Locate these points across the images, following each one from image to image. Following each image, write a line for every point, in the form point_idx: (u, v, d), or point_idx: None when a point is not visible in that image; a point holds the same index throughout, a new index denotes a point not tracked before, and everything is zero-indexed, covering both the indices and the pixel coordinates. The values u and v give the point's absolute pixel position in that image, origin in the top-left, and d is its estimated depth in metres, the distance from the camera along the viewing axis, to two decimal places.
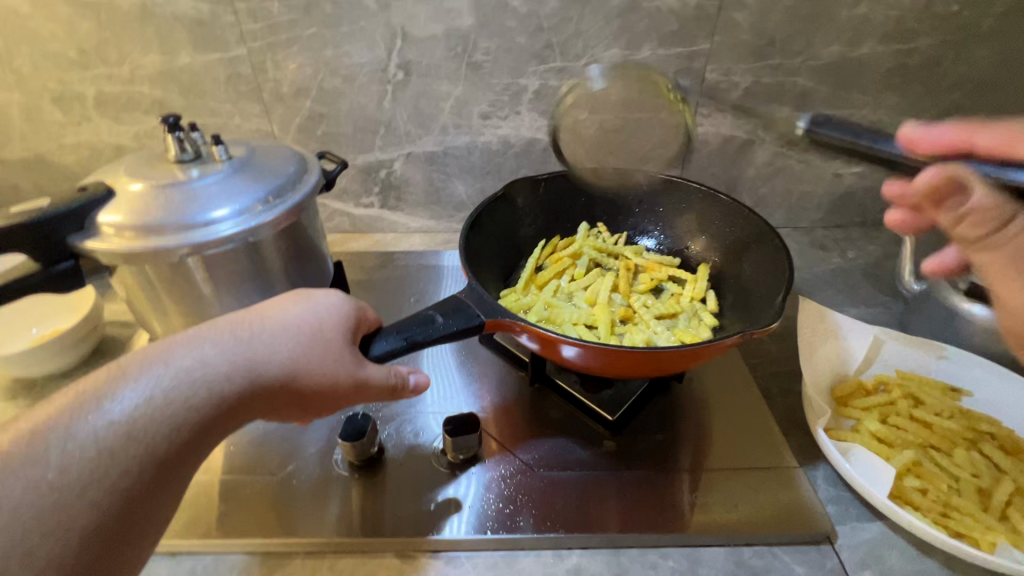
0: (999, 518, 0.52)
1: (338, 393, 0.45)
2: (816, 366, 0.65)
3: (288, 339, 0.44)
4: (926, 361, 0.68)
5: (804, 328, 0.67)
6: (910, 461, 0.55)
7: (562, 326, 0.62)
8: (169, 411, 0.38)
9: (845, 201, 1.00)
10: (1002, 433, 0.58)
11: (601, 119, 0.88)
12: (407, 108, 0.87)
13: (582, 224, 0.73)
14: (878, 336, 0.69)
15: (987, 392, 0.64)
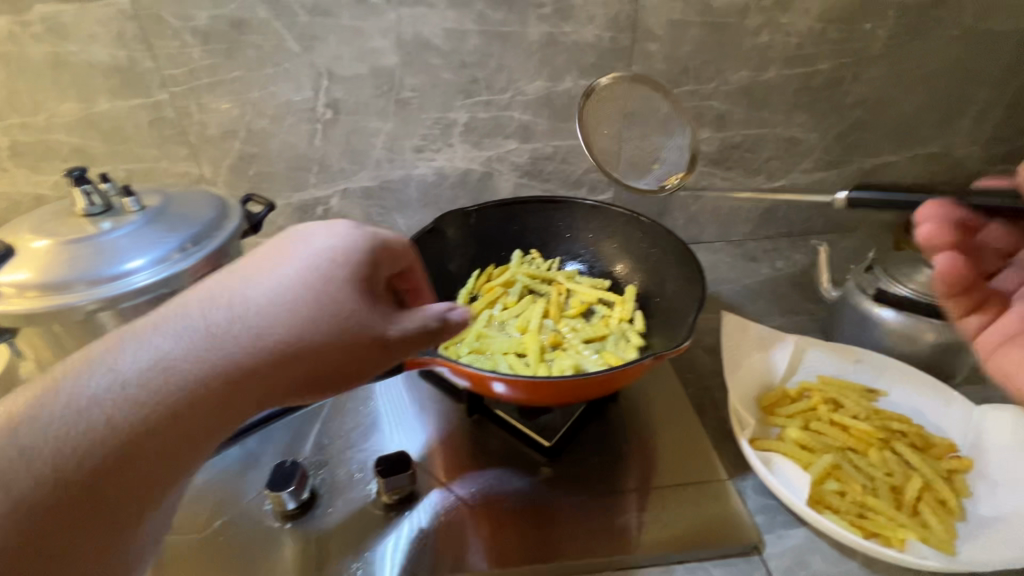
0: (911, 515, 0.54)
1: (353, 354, 0.39)
2: (741, 378, 0.68)
3: (280, 297, 0.38)
4: (844, 365, 0.71)
5: (729, 342, 0.70)
6: (829, 465, 0.57)
7: (493, 358, 0.63)
8: (143, 394, 0.34)
9: (771, 214, 1.05)
10: (912, 430, 0.62)
11: (532, 147, 0.91)
12: (339, 145, 0.87)
13: (514, 252, 0.75)
14: (800, 344, 0.72)
15: (901, 390, 0.68)
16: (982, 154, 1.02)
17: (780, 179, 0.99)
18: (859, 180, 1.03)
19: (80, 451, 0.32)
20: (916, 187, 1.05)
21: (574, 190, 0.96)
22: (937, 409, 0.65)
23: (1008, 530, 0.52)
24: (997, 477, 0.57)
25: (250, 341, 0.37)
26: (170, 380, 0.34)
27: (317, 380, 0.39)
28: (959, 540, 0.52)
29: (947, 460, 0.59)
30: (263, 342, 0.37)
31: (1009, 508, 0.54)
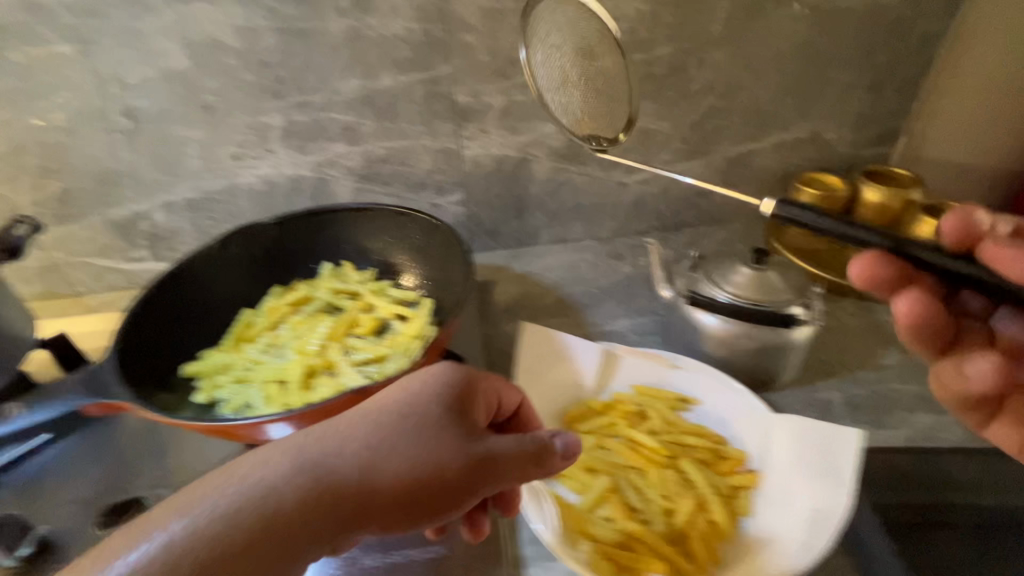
0: (678, 541, 0.51)
1: (452, 474, 0.44)
2: (542, 393, 0.64)
3: (402, 416, 0.45)
4: (661, 372, 0.67)
5: (529, 355, 0.65)
6: (601, 490, 0.53)
7: (251, 387, 0.58)
8: (287, 487, 0.40)
9: (638, 208, 1.01)
10: (704, 445, 0.58)
11: (362, 150, 0.85)
12: (147, 156, 0.81)
13: (320, 266, 0.70)
14: (615, 351, 0.68)
15: (712, 398, 0.64)
16: (851, 137, 0.98)
17: (638, 172, 0.95)
18: (727, 170, 0.98)
19: (197, 552, 0.37)
20: (787, 175, 1.01)
21: (418, 192, 0.91)
22: (740, 418, 0.61)
23: (767, 555, 0.48)
24: (775, 493, 0.52)
25: (368, 453, 0.43)
26: (305, 479, 0.41)
27: (421, 498, 0.43)
28: (719, 567, 0.49)
29: (734, 476, 0.55)
30: (381, 455, 0.43)
31: (778, 528, 0.50)
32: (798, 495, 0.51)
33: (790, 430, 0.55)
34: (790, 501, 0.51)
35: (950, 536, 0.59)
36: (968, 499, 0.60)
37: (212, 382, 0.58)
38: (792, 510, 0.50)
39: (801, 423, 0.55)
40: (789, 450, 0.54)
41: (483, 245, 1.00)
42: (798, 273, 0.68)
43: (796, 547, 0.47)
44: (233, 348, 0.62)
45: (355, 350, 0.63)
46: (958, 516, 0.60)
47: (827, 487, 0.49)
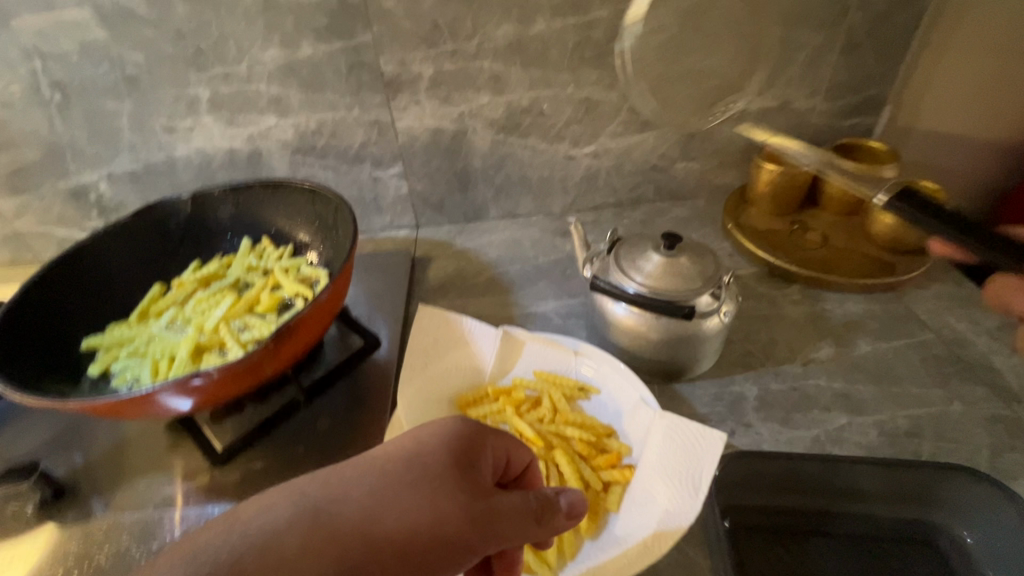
0: None
1: (452, 531, 0.38)
2: (431, 377, 0.62)
3: (411, 468, 0.41)
4: (564, 359, 0.64)
5: (423, 337, 0.64)
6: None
7: (143, 362, 0.59)
8: (283, 538, 0.35)
9: (590, 183, 0.96)
10: (584, 437, 0.56)
11: (293, 122, 0.84)
12: (84, 128, 0.82)
13: (237, 242, 0.71)
14: (518, 336, 0.66)
15: (610, 388, 0.61)
16: (825, 106, 0.89)
17: (586, 145, 0.90)
18: (685, 143, 0.92)
19: None
20: (752, 148, 0.93)
21: (356, 165, 0.90)
22: (630, 411, 0.58)
23: (615, 554, 0.47)
24: (639, 489, 0.51)
25: (369, 504, 0.38)
26: (303, 527, 0.36)
27: (418, 559, 0.37)
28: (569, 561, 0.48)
29: (609, 470, 0.53)
30: (381, 506, 0.38)
31: (632, 527, 0.49)
32: (657, 495, 0.50)
33: (664, 426, 0.53)
34: (649, 501, 0.50)
35: (830, 543, 0.56)
36: (856, 507, 0.57)
37: (108, 355, 0.60)
38: (648, 510, 0.49)
39: (675, 421, 0.52)
40: (660, 447, 0.52)
41: (429, 219, 0.98)
42: (715, 260, 0.63)
43: (641, 548, 0.47)
44: (138, 322, 0.64)
45: (252, 328, 0.63)
46: (841, 522, 0.57)
47: (683, 492, 0.49)
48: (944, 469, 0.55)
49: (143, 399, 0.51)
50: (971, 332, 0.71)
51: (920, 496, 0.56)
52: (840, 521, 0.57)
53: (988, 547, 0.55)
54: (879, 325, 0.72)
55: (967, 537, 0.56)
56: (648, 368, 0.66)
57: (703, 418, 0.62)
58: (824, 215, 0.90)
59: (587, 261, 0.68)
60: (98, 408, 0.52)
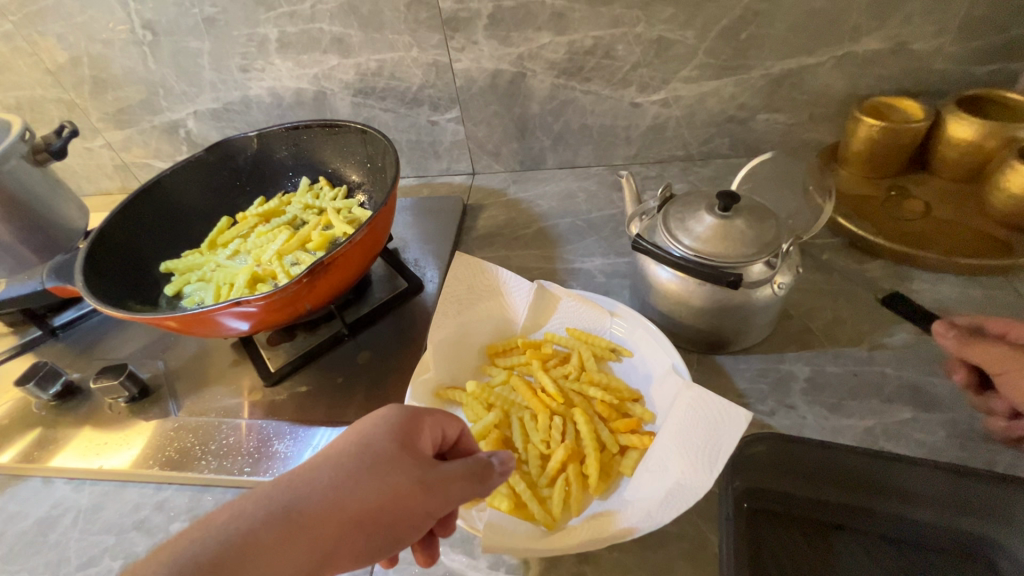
0: (549, 485, 0.49)
1: (412, 502, 0.38)
2: (461, 325, 0.62)
3: (365, 452, 0.39)
4: (599, 319, 0.61)
5: (455, 284, 0.62)
6: (484, 425, 0.52)
7: (210, 287, 0.65)
8: (244, 545, 0.34)
9: (657, 134, 0.89)
10: (606, 399, 0.54)
11: (354, 63, 0.85)
12: (171, 67, 0.89)
13: (296, 181, 0.74)
14: (553, 291, 0.63)
15: (644, 352, 0.57)
16: (953, 49, 0.74)
17: (653, 92, 0.83)
18: (770, 91, 0.82)
19: None
20: (854, 98, 0.81)
21: (414, 108, 0.90)
22: (660, 377, 0.55)
23: (617, 516, 0.46)
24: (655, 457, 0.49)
25: (324, 497, 0.37)
26: (267, 528, 0.35)
27: (383, 535, 0.38)
28: (573, 515, 0.47)
29: (627, 434, 0.51)
30: (338, 497, 0.37)
31: (641, 493, 0.47)
32: (671, 465, 0.47)
33: (687, 398, 0.49)
34: (662, 470, 0.47)
35: (857, 542, 0.49)
36: (898, 510, 0.50)
37: (182, 278, 0.67)
38: (659, 480, 0.47)
39: (700, 394, 0.48)
40: (680, 418, 0.49)
41: (485, 166, 0.97)
42: (777, 224, 0.57)
43: (645, 515, 0.45)
44: (208, 250, 0.70)
45: (303, 263, 0.67)
46: (875, 522, 0.50)
47: (698, 465, 0.46)
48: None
49: (197, 319, 0.56)
50: None
51: (979, 506, 0.48)
52: (872, 521, 0.50)
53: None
54: (975, 313, 0.62)
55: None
56: (688, 337, 0.62)
57: (741, 395, 0.58)
58: (934, 180, 0.77)
59: (636, 217, 0.64)
60: (166, 325, 0.58)
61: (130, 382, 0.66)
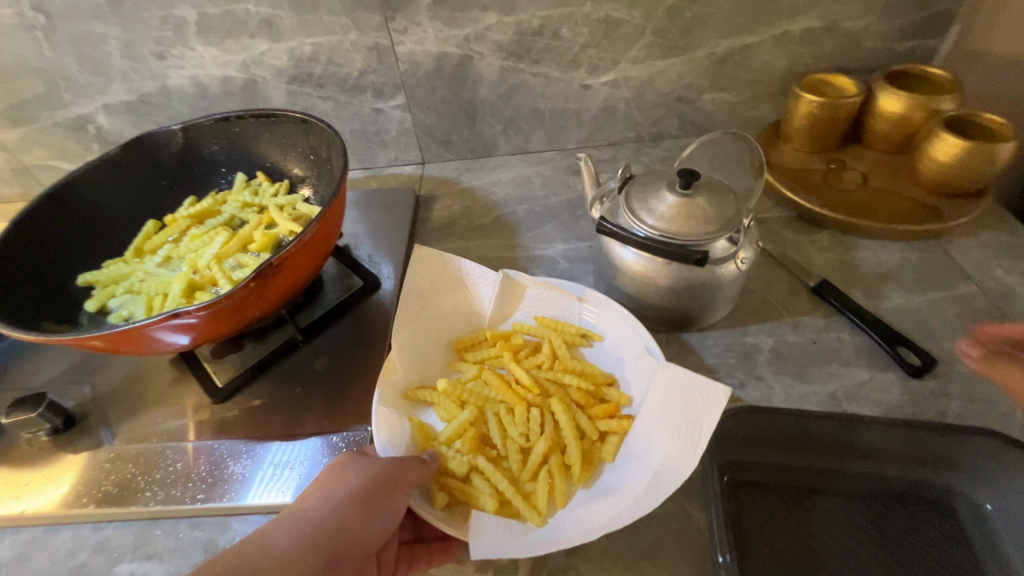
0: (531, 479, 0.48)
1: (384, 485, 0.44)
2: (425, 323, 0.59)
3: (339, 464, 0.45)
4: (568, 304, 0.60)
5: (418, 279, 0.59)
6: (460, 424, 0.50)
7: (140, 299, 0.59)
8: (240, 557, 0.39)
9: (608, 116, 0.89)
10: (582, 386, 0.53)
11: (287, 48, 0.78)
12: (72, 55, 0.79)
13: (230, 177, 0.68)
14: (518, 280, 0.61)
15: (615, 336, 0.57)
16: (879, 27, 0.78)
17: (603, 73, 0.82)
18: (714, 71, 0.83)
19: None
20: (793, 75, 0.83)
21: (356, 96, 0.85)
22: (633, 360, 0.54)
23: (606, 503, 0.45)
24: (637, 440, 0.49)
25: (315, 504, 0.43)
26: (273, 534, 0.41)
27: (371, 518, 0.43)
28: (560, 506, 0.46)
29: (606, 419, 0.50)
30: (318, 507, 0.43)
31: (626, 478, 0.46)
32: (654, 446, 0.47)
33: (665, 378, 0.49)
34: (646, 453, 0.47)
35: (835, 501, 0.51)
36: (867, 468, 0.53)
37: (105, 291, 0.60)
38: (644, 462, 0.47)
39: (678, 373, 0.48)
40: (658, 397, 0.49)
41: (436, 155, 0.93)
42: (736, 201, 0.57)
43: (632, 499, 0.44)
44: (133, 259, 0.63)
45: (246, 267, 0.62)
46: (848, 482, 0.52)
47: (681, 445, 0.45)
48: (970, 434, 0.50)
49: (131, 335, 0.51)
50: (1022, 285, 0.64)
51: (937, 457, 0.51)
52: (846, 481, 0.52)
53: (1008, 515, 0.49)
54: (915, 276, 0.66)
55: (985, 504, 0.50)
56: (656, 316, 0.62)
57: (711, 370, 0.59)
58: (868, 153, 0.81)
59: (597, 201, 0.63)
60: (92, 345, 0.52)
61: (51, 412, 0.59)
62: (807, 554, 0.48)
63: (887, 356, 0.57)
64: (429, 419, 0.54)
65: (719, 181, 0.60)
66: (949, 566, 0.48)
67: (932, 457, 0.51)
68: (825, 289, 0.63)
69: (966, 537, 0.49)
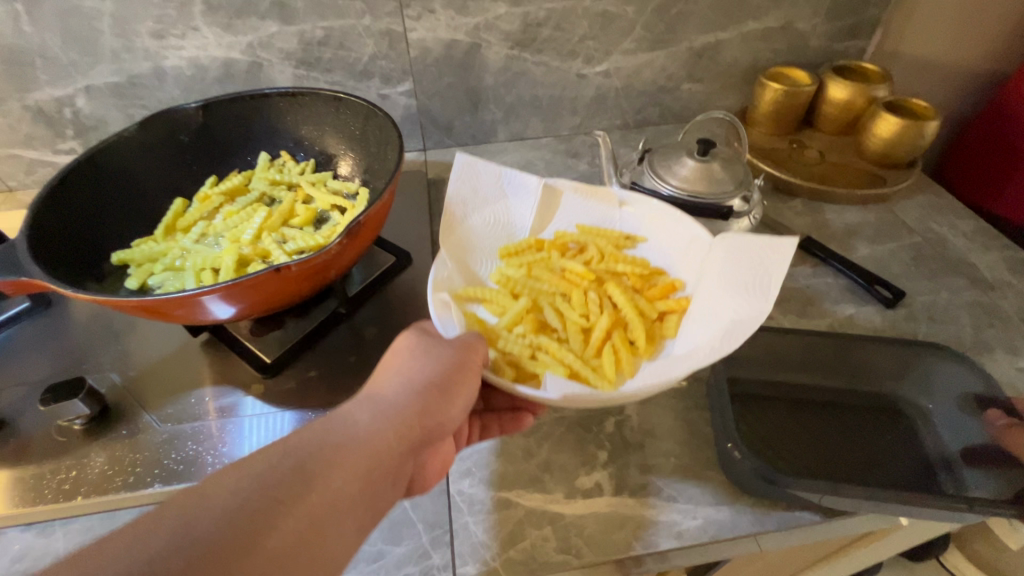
0: (597, 352, 0.53)
1: (459, 371, 0.45)
2: (471, 232, 0.63)
3: (415, 349, 0.47)
4: (608, 212, 0.66)
5: (461, 187, 0.64)
6: (517, 311, 0.54)
7: (184, 275, 0.57)
8: (330, 439, 0.40)
9: (599, 104, 0.97)
10: (637, 272, 0.59)
11: (298, 31, 0.79)
12: (56, 31, 0.74)
13: (257, 155, 0.67)
14: (558, 187, 0.67)
15: (657, 235, 0.63)
16: (824, 28, 0.92)
17: (598, 63, 0.90)
18: (692, 63, 0.93)
19: (282, 476, 0.37)
20: (755, 69, 0.96)
21: (363, 81, 0.86)
22: (685, 249, 0.61)
23: (675, 364, 0.50)
24: (698, 311, 0.55)
25: (399, 391, 0.44)
26: (359, 420, 0.42)
27: (450, 400, 0.44)
28: (628, 376, 0.51)
29: (664, 301, 0.56)
30: (402, 392, 0.44)
31: (692, 345, 0.52)
32: (723, 309, 0.53)
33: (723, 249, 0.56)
34: (712, 317, 0.53)
35: (817, 402, 0.59)
36: (833, 381, 0.61)
37: (143, 269, 0.58)
38: (714, 325, 0.52)
39: (738, 241, 0.55)
40: (720, 267, 0.56)
41: (437, 142, 0.96)
42: (743, 166, 0.67)
43: (709, 351, 0.49)
44: (164, 238, 0.62)
45: (290, 241, 0.62)
46: (821, 391, 0.60)
47: (754, 299, 0.51)
48: (910, 346, 0.61)
49: (185, 301, 0.49)
50: (951, 235, 0.79)
51: (889, 372, 0.61)
52: (819, 392, 0.60)
53: (941, 411, 0.58)
54: (874, 231, 0.79)
55: (927, 403, 0.59)
56: None
57: None
58: (819, 135, 0.95)
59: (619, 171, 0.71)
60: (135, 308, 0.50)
61: (89, 400, 0.55)
62: (798, 451, 0.55)
63: (866, 294, 0.69)
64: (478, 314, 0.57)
65: (727, 151, 0.69)
66: (905, 455, 0.55)
67: (885, 367, 0.61)
68: (810, 243, 0.74)
69: (913, 428, 0.58)
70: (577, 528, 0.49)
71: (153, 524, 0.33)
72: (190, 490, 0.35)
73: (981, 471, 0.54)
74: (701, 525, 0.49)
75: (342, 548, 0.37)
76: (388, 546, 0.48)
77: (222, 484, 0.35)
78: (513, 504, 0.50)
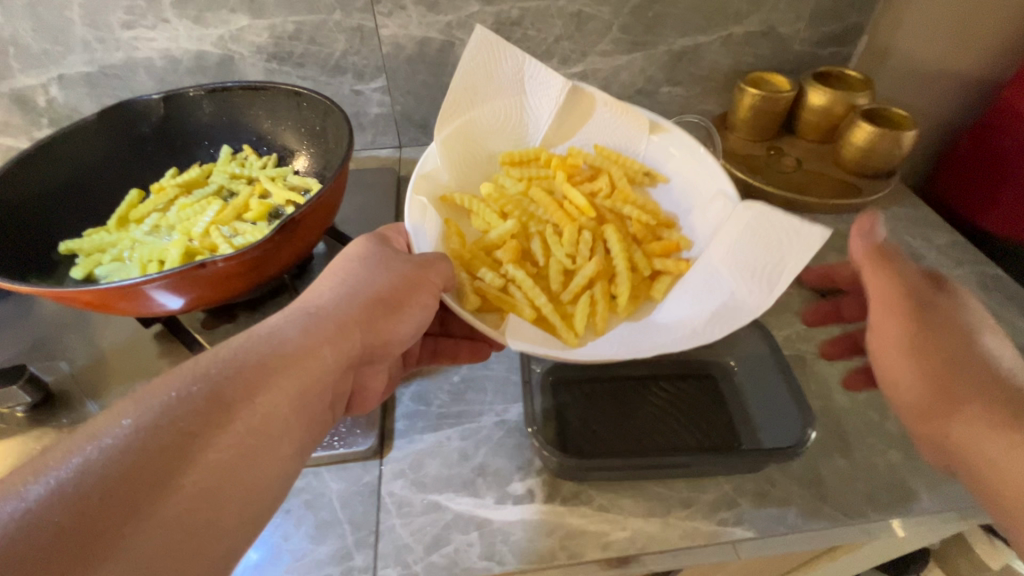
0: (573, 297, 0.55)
1: (403, 285, 0.48)
2: (477, 134, 0.66)
3: (359, 260, 0.50)
4: (636, 138, 0.66)
5: (478, 73, 0.64)
6: (504, 232, 0.56)
7: (131, 266, 0.57)
8: (266, 348, 0.41)
9: None
10: (642, 222, 0.59)
11: (268, 25, 0.79)
12: (28, 20, 0.74)
13: (218, 148, 0.68)
14: (584, 95, 0.67)
15: (679, 177, 0.63)
16: (808, 33, 0.90)
17: (574, 65, 0.89)
18: (671, 65, 0.92)
19: (219, 384, 0.38)
20: (737, 73, 0.95)
21: (337, 76, 0.86)
22: (704, 203, 0.60)
23: (645, 337, 0.52)
24: (695, 278, 0.54)
25: (340, 299, 0.47)
26: (297, 327, 0.43)
27: (395, 312, 0.48)
28: (595, 334, 0.53)
29: (663, 259, 0.57)
30: (342, 303, 0.46)
31: (675, 317, 0.53)
32: (722, 284, 0.52)
33: (750, 217, 0.53)
34: (710, 289, 0.53)
35: (639, 386, 0.59)
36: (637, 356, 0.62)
37: (91, 259, 0.58)
38: (712, 294, 0.53)
39: (765, 214, 0.52)
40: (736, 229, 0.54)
41: (413, 139, 0.96)
42: None
43: (691, 331, 0.50)
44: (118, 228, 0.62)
45: (241, 236, 0.62)
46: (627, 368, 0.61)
47: (759, 287, 0.50)
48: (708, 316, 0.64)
49: (123, 293, 0.49)
50: (925, 248, 0.77)
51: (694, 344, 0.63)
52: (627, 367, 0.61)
53: (744, 370, 0.61)
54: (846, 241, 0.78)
55: (730, 364, 0.62)
56: None
57: None
58: (800, 142, 0.93)
59: None
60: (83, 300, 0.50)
61: (31, 387, 0.55)
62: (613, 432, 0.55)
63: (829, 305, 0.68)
64: (469, 227, 0.62)
65: None
66: (708, 421, 0.56)
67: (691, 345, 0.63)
68: None
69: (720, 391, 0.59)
70: (504, 534, 0.48)
71: (43, 478, 0.32)
72: (96, 426, 0.35)
73: (776, 420, 0.56)
74: (629, 537, 0.48)
75: (281, 464, 0.38)
76: (312, 545, 0.48)
77: (120, 428, 0.34)
78: (442, 507, 0.50)
